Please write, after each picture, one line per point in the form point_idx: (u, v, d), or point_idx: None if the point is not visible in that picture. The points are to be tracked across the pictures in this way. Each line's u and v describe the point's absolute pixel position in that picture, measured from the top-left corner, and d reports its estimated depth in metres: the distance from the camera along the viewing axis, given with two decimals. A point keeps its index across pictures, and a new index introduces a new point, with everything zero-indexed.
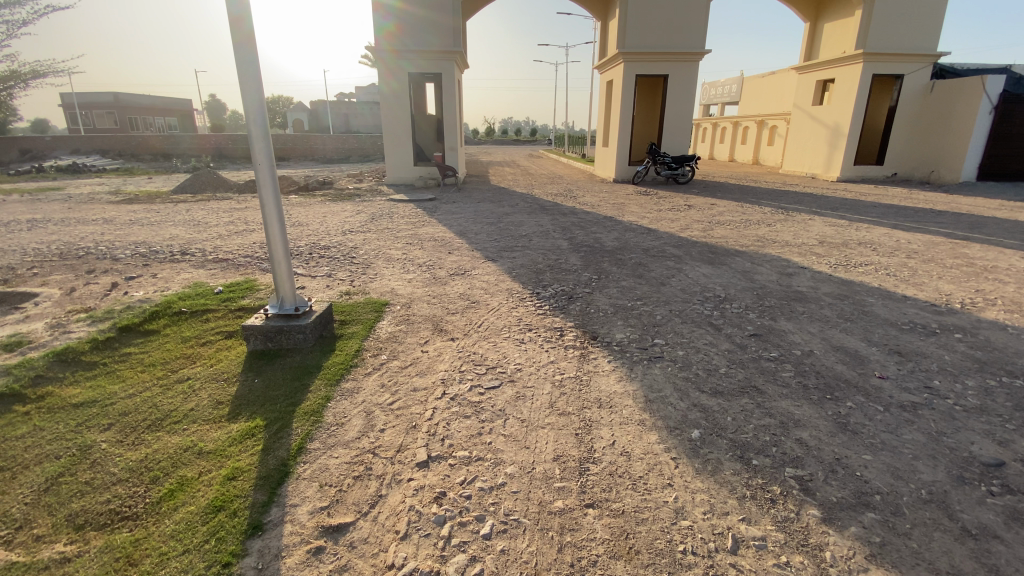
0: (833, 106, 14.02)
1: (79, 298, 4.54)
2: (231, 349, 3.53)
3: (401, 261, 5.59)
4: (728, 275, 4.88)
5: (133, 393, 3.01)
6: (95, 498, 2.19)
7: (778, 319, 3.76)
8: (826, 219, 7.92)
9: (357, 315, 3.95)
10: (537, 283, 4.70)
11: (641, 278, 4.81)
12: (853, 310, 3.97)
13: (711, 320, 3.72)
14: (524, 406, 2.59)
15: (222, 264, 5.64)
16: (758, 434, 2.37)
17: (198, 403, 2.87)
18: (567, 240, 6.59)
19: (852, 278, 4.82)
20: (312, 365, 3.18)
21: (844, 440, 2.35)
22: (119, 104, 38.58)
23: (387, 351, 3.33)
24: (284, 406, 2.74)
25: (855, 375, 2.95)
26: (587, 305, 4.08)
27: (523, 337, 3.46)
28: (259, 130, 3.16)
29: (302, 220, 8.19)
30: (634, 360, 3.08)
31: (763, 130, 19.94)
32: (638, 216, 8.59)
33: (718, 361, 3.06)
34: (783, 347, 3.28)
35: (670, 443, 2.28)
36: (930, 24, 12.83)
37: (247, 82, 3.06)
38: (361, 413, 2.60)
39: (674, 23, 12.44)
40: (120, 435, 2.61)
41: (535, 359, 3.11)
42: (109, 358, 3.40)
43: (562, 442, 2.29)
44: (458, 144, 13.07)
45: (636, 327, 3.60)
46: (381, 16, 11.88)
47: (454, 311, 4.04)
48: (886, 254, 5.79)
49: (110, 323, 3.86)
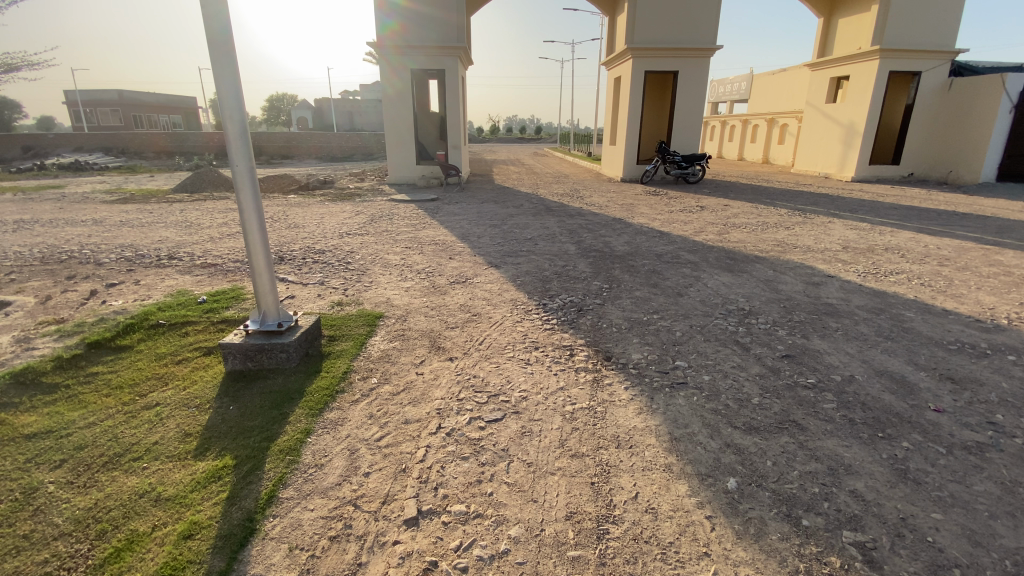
0: (848, 104, 13.56)
1: (53, 308, 4.25)
2: (208, 369, 3.20)
3: (399, 267, 5.26)
4: (750, 285, 4.53)
5: (93, 421, 2.69)
6: (30, 557, 1.87)
7: (810, 337, 3.40)
8: (847, 222, 7.55)
9: (347, 330, 3.60)
10: (543, 293, 4.36)
11: (656, 287, 4.46)
12: (893, 327, 3.60)
13: (738, 339, 3.35)
14: (530, 444, 2.25)
15: (211, 270, 5.34)
16: (806, 484, 2.02)
17: (163, 436, 2.55)
18: (575, 244, 6.25)
19: (885, 289, 4.45)
20: (293, 391, 2.84)
21: (906, 493, 2.00)
22: (123, 101, 38.48)
23: (377, 372, 3.00)
24: (257, 441, 2.41)
25: (906, 408, 2.59)
26: (599, 319, 3.74)
27: (528, 358, 3.11)
28: (236, 124, 2.81)
29: (299, 221, 7.87)
30: (654, 387, 2.73)
31: (774, 128, 19.47)
32: (649, 217, 8.23)
33: (750, 390, 2.71)
34: (820, 371, 2.92)
35: (703, 497, 1.94)
36: (950, 20, 12.39)
37: (222, 72, 2.72)
38: (345, 452, 2.27)
39: (685, 18, 12.05)
40: (72, 475, 2.30)
41: (542, 385, 2.77)
42: (73, 379, 3.08)
43: (575, 494, 1.95)
44: (461, 142, 12.73)
45: (655, 346, 3.25)
46: (384, 14, 11.57)
47: (453, 325, 3.70)
48: (917, 261, 5.41)
49: (78, 338, 3.55)
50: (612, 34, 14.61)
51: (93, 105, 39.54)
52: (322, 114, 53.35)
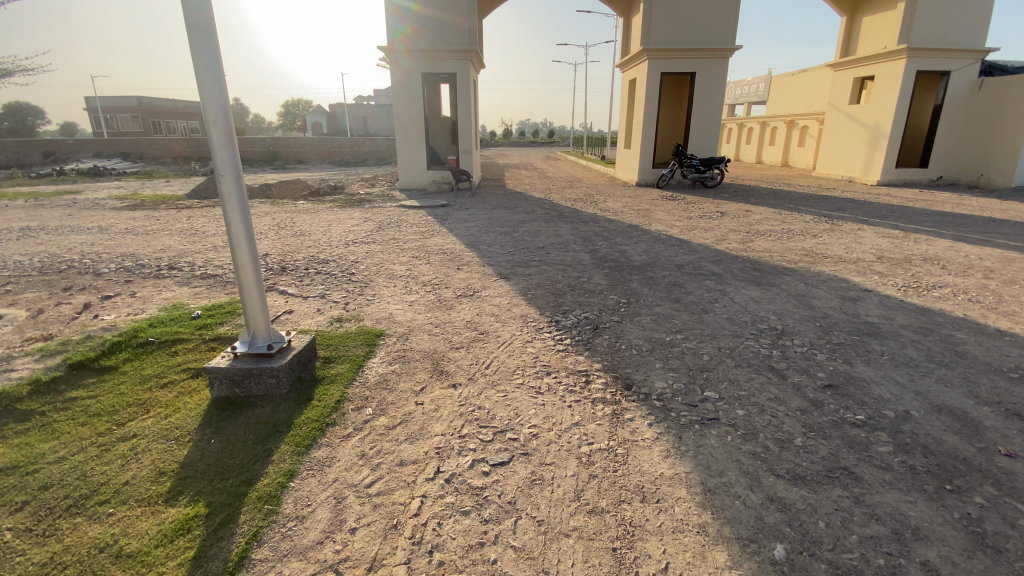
0: (873, 105, 13.06)
1: (43, 323, 4.07)
2: (193, 395, 2.96)
3: (404, 278, 5.02)
4: (781, 300, 4.19)
5: (63, 456, 2.46)
6: None
7: (852, 362, 3.06)
8: (878, 229, 7.15)
9: (344, 351, 3.35)
10: (556, 308, 4.07)
11: (678, 302, 4.14)
12: (945, 351, 3.24)
13: (773, 365, 3.02)
14: (541, 497, 1.96)
15: (209, 281, 5.15)
16: (869, 554, 1.70)
17: (136, 474, 2.31)
18: (589, 253, 5.95)
19: (928, 305, 4.09)
20: (280, 422, 2.58)
21: (988, 566, 1.66)
22: (142, 107, 39.09)
23: (373, 403, 2.71)
24: (235, 484, 2.15)
25: (973, 452, 2.24)
26: (616, 340, 3.43)
27: (539, 385, 2.82)
28: (221, 131, 2.59)
29: (304, 229, 7.67)
30: (682, 425, 2.41)
31: (794, 130, 18.96)
32: (667, 224, 7.91)
33: (791, 428, 2.38)
34: (870, 405, 2.58)
35: (746, 570, 1.63)
36: (980, 18, 11.92)
37: (204, 76, 2.48)
38: (330, 500, 2.01)
39: (703, 18, 11.68)
40: (32, 521, 2.07)
41: (555, 420, 2.47)
42: (49, 406, 2.86)
43: (593, 563, 1.66)
44: (473, 146, 12.50)
45: (679, 372, 2.94)
46: (396, 19, 11.38)
47: (458, 345, 3.43)
48: (960, 272, 5.02)
49: (61, 358, 3.35)
50: (627, 36, 14.30)
51: (112, 111, 40.23)
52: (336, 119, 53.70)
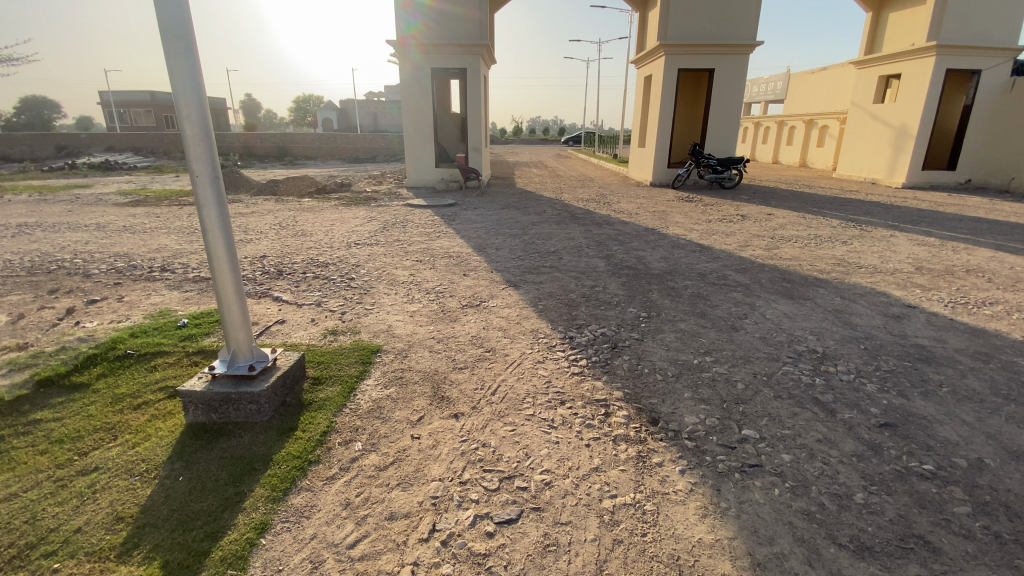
0: (899, 104, 12.53)
1: (20, 330, 3.80)
2: (167, 420, 2.65)
3: (406, 285, 4.70)
4: (817, 316, 3.82)
5: (14, 492, 2.16)
6: None
7: (907, 396, 2.69)
8: (911, 236, 6.74)
9: (336, 370, 3.03)
10: (570, 322, 3.73)
11: (704, 318, 3.79)
12: (1010, 382, 2.85)
13: (819, 398, 2.65)
14: (555, 569, 1.63)
15: (201, 286, 4.85)
16: None
17: (89, 519, 2.00)
18: (604, 259, 5.58)
19: (980, 325, 3.70)
20: (259, 457, 2.27)
21: None
22: (155, 102, 39.33)
23: (364, 435, 2.40)
24: (199, 538, 1.85)
25: None
26: (638, 362, 3.08)
27: (553, 418, 2.48)
28: (197, 124, 2.26)
29: (307, 228, 7.39)
30: (721, 473, 2.07)
31: (813, 130, 18.42)
32: (686, 227, 7.52)
33: (849, 481, 2.03)
34: (937, 452, 2.22)
35: None
36: (1013, 15, 11.39)
37: (177, 63, 2.16)
38: (304, 565, 1.69)
39: (722, 13, 11.24)
40: None
41: (571, 464, 2.14)
42: (8, 430, 2.57)
43: None
44: (482, 143, 12.14)
45: (712, 405, 2.58)
46: (408, 14, 11.08)
47: (462, 365, 3.10)
48: (1007, 286, 4.63)
49: (29, 374, 3.07)
50: (642, 31, 13.88)
51: (126, 106, 40.28)
52: (347, 115, 53.58)
